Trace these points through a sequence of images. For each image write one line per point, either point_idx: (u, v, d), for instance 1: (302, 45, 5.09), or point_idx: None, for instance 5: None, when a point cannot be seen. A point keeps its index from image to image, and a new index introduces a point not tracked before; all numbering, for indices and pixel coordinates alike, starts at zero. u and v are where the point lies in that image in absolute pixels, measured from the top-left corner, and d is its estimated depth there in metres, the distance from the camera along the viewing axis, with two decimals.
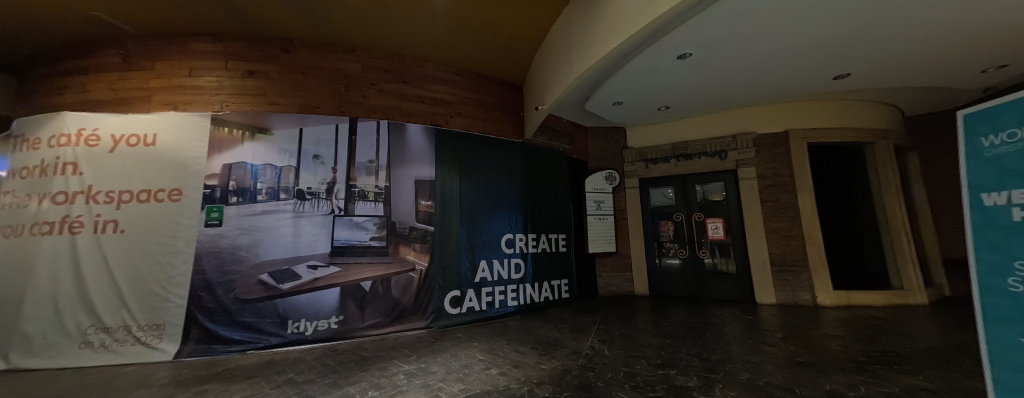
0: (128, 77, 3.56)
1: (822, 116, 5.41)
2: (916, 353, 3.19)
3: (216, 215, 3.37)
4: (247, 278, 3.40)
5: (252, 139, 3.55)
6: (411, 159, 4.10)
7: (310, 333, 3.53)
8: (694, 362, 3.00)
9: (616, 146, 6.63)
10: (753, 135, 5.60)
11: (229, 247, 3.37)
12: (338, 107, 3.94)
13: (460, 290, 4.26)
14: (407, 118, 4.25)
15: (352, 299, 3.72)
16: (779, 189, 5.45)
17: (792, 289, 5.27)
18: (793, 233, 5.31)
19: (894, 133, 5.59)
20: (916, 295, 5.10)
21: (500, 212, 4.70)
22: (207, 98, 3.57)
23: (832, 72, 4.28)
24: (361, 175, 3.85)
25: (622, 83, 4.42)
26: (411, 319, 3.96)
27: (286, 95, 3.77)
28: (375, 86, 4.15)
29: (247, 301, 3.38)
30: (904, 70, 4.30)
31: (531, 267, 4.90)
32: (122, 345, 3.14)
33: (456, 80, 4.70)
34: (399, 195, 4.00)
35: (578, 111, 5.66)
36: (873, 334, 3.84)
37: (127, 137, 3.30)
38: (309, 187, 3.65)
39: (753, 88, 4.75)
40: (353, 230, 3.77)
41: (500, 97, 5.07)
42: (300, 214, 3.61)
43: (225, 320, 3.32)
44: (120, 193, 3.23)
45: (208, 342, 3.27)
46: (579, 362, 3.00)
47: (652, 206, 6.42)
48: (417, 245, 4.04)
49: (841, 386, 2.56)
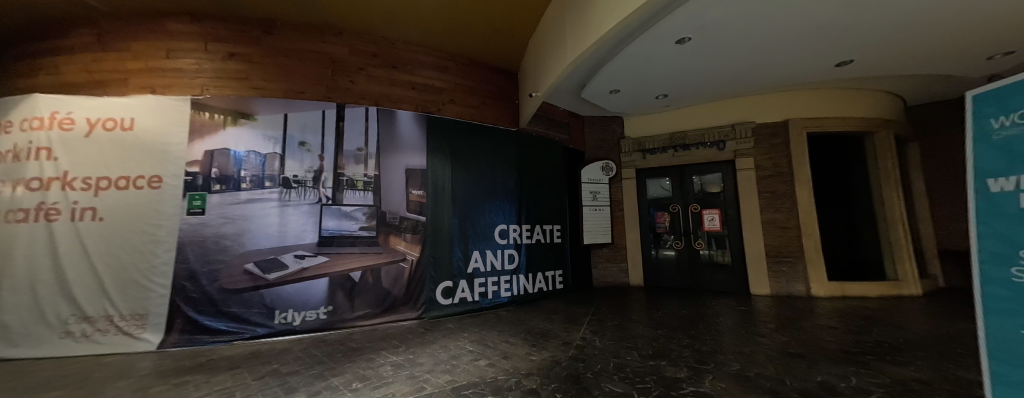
0: (103, 59, 3.41)
1: (823, 105, 5.31)
2: (908, 344, 3.17)
3: (198, 203, 3.27)
4: (232, 268, 3.32)
5: (234, 125, 3.42)
6: (401, 147, 4.02)
7: (297, 324, 3.48)
8: (685, 353, 2.96)
9: (613, 136, 6.52)
10: (753, 124, 5.51)
11: (213, 236, 3.28)
12: (325, 93, 3.83)
13: (453, 281, 4.21)
14: (397, 105, 4.15)
15: (342, 290, 3.66)
16: (776, 180, 5.39)
17: (786, 280, 5.26)
18: (789, 225, 5.28)
19: (894, 123, 5.51)
20: (909, 287, 5.10)
21: (494, 203, 4.63)
22: (187, 81, 3.43)
23: (834, 59, 4.19)
24: (350, 163, 3.76)
25: (617, 70, 4.32)
26: (402, 310, 3.92)
27: (270, 79, 3.64)
28: (363, 72, 4.02)
29: (233, 291, 3.31)
30: (909, 57, 4.20)
31: (525, 258, 4.84)
32: (103, 334, 3.08)
33: (448, 66, 4.58)
34: (389, 184, 3.92)
35: (574, 99, 5.54)
36: (866, 326, 3.83)
37: (103, 121, 3.18)
38: (295, 175, 3.56)
39: (752, 76, 4.65)
40: (341, 220, 3.70)
41: (494, 84, 4.96)
42: (286, 203, 3.52)
43: (209, 310, 3.25)
44: (97, 179, 3.12)
45: (193, 332, 3.21)
46: (569, 353, 2.97)
47: (649, 197, 6.36)
48: (408, 235, 3.97)
49: (832, 377, 2.52)
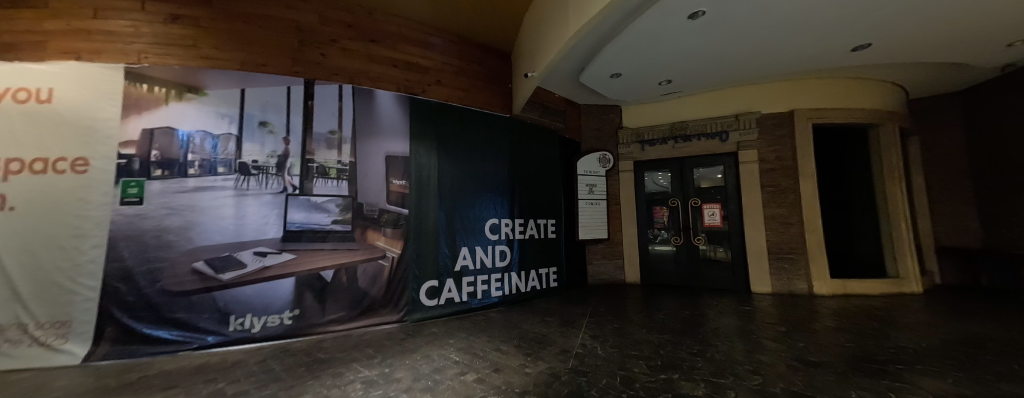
0: (16, 17, 2.86)
1: (831, 95, 5.05)
2: (934, 350, 2.91)
3: (134, 191, 2.79)
4: (177, 267, 2.84)
5: (179, 100, 2.92)
6: (381, 132, 3.58)
7: (256, 331, 3.03)
8: (698, 363, 2.63)
9: (610, 126, 6.17)
10: (757, 114, 5.21)
11: (154, 230, 2.81)
12: (291, 67, 3.34)
13: (438, 280, 3.82)
14: (375, 84, 3.69)
15: (311, 291, 3.23)
16: (780, 174, 5.12)
17: (788, 278, 5.02)
18: (792, 220, 5.03)
19: (901, 115, 5.29)
20: (911, 285, 4.93)
21: (484, 196, 4.24)
22: (120, 46, 2.90)
23: (853, 43, 3.87)
24: (321, 148, 3.31)
25: (620, 50, 3.92)
26: (380, 313, 3.50)
27: (224, 47, 3.13)
28: (336, 44, 3.54)
29: (178, 294, 2.85)
30: (930, 43, 3.92)
31: (517, 255, 4.47)
32: (14, 347, 2.58)
33: (434, 42, 4.12)
34: (367, 172, 3.48)
35: (571, 83, 5.14)
36: (881, 328, 3.58)
37: (14, 91, 2.66)
38: (254, 160, 3.09)
39: (763, 62, 4.32)
40: (310, 212, 3.25)
41: (485, 65, 4.52)
42: (243, 192, 3.05)
43: (149, 316, 2.78)
44: (6, 161, 2.61)
45: (128, 342, 2.74)
46: (569, 364, 2.60)
47: (646, 191, 6.04)
48: (388, 230, 3.55)
49: (868, 394, 2.20)
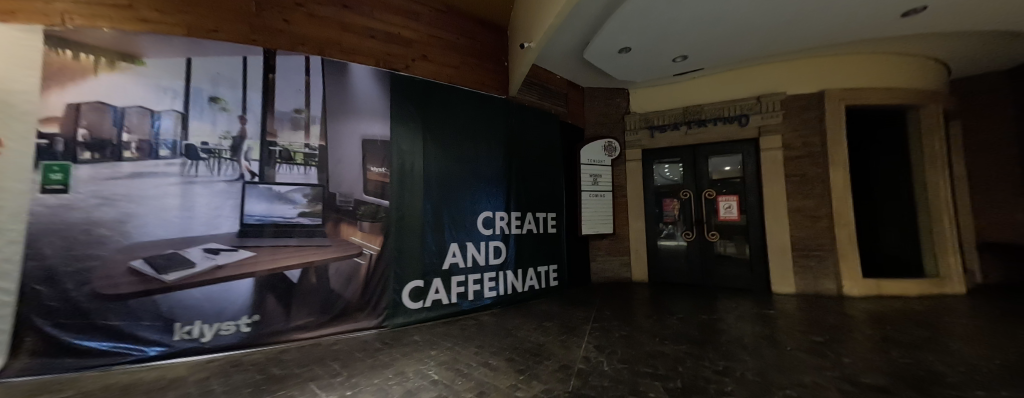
0: None
1: (867, 73, 4.48)
2: (1013, 369, 2.40)
3: (59, 178, 2.37)
4: (111, 267, 2.42)
5: (112, 70, 2.49)
6: (356, 111, 3.12)
7: (207, 341, 2.62)
8: (728, 386, 2.16)
9: (616, 111, 5.67)
10: (783, 96, 4.67)
11: (82, 224, 2.38)
12: (248, 35, 2.89)
13: (424, 280, 3.38)
14: (349, 56, 3.23)
15: (273, 294, 2.80)
16: (807, 161, 4.58)
17: (814, 277, 4.51)
18: (819, 214, 4.50)
19: (944, 97, 4.71)
20: (954, 286, 4.41)
21: (476, 186, 3.78)
22: (40, 6, 2.47)
23: (907, 7, 3.29)
24: (285, 129, 2.88)
25: (630, 17, 3.40)
26: (356, 318, 3.08)
27: (166, 10, 2.69)
28: (302, 9, 3.08)
29: (113, 298, 2.43)
30: (995, 8, 3.34)
31: (513, 251, 4.02)
32: None
33: (418, 11, 3.65)
34: (339, 158, 3.04)
35: (575, 60, 4.63)
36: (934, 338, 3.07)
37: None
38: (204, 142, 2.66)
39: (796, 31, 3.75)
40: (272, 203, 2.81)
41: (477, 39, 4.04)
42: (190, 179, 2.62)
43: (78, 325, 2.38)
44: None
45: (52, 355, 2.34)
46: (569, 386, 2.15)
47: (656, 182, 5.54)
48: (365, 224, 3.11)
49: None
